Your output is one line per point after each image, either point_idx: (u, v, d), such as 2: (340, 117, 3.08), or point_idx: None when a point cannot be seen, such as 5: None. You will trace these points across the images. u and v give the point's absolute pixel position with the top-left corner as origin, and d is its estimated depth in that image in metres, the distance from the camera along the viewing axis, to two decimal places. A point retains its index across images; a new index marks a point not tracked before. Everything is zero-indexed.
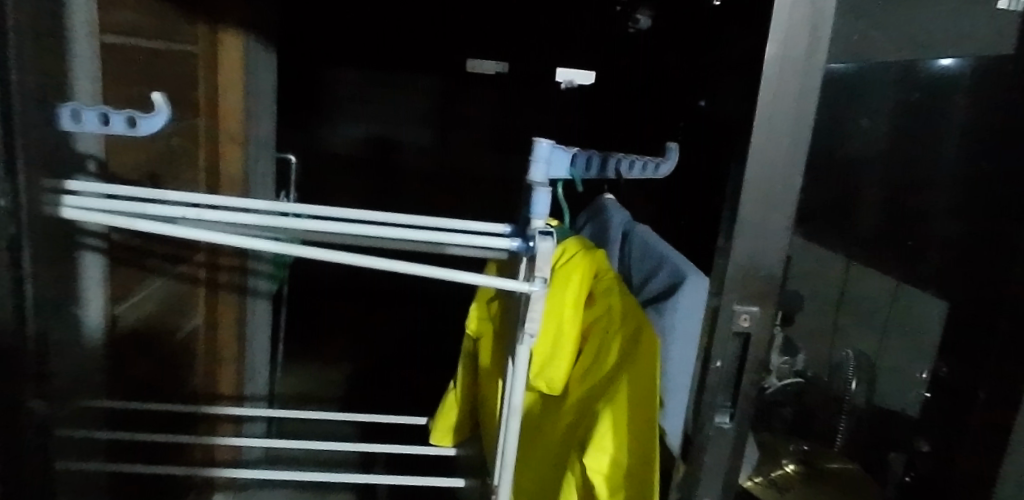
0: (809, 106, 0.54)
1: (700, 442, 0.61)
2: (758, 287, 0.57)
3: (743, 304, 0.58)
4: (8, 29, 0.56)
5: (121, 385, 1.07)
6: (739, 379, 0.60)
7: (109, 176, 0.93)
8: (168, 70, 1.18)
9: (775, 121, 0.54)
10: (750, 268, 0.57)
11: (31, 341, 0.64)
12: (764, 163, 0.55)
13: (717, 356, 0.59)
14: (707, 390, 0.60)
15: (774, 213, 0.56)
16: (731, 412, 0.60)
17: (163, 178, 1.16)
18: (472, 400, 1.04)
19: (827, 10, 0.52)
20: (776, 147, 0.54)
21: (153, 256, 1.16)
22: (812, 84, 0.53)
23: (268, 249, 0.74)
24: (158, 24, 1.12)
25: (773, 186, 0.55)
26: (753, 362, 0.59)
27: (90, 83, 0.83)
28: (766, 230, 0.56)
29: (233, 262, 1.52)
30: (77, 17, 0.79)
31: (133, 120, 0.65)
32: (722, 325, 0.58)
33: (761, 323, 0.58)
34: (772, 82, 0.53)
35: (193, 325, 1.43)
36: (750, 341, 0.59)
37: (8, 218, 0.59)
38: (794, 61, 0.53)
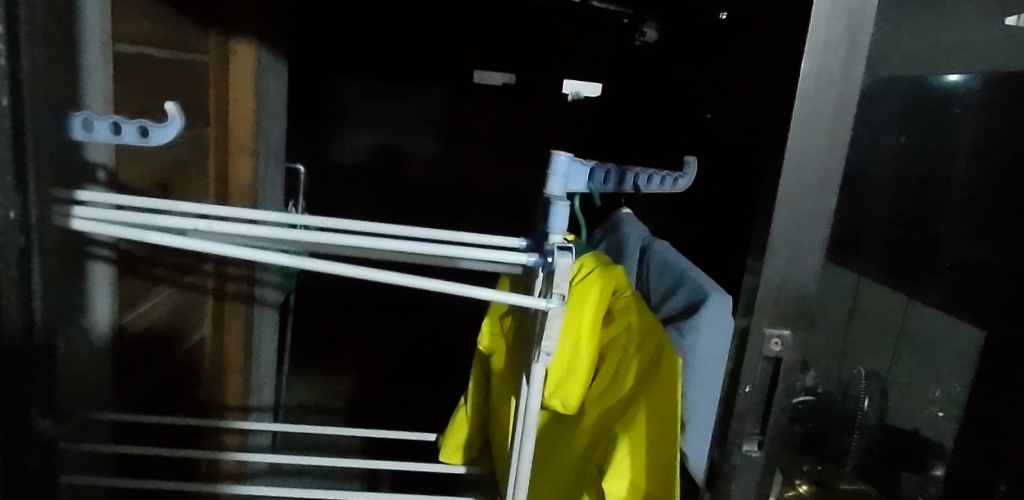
0: (845, 120, 0.52)
1: (727, 472, 0.59)
2: (790, 308, 0.55)
3: (774, 327, 0.56)
4: (23, 37, 0.55)
5: (126, 397, 1.06)
6: (770, 405, 0.58)
7: (119, 186, 0.92)
8: (180, 79, 1.18)
9: (809, 138, 0.52)
10: (782, 290, 0.55)
11: (40, 357, 0.62)
12: (798, 181, 0.53)
13: (747, 381, 0.57)
14: (736, 416, 0.57)
15: (806, 231, 0.54)
16: (760, 440, 0.58)
17: (173, 188, 1.15)
18: (484, 417, 1.02)
19: (864, 22, 0.50)
20: (810, 164, 0.53)
21: (161, 266, 1.15)
22: (849, 100, 0.52)
23: (278, 263, 0.72)
24: (171, 32, 1.12)
25: (805, 205, 0.54)
26: (784, 387, 0.57)
27: (102, 91, 0.83)
28: (799, 247, 0.54)
29: (241, 272, 1.51)
30: (91, 26, 0.78)
31: (145, 130, 0.64)
32: (754, 347, 0.56)
33: (793, 347, 0.56)
34: (806, 98, 0.51)
35: (201, 336, 1.42)
36: (781, 365, 0.57)
37: (17, 228, 0.57)
38: (830, 76, 0.51)
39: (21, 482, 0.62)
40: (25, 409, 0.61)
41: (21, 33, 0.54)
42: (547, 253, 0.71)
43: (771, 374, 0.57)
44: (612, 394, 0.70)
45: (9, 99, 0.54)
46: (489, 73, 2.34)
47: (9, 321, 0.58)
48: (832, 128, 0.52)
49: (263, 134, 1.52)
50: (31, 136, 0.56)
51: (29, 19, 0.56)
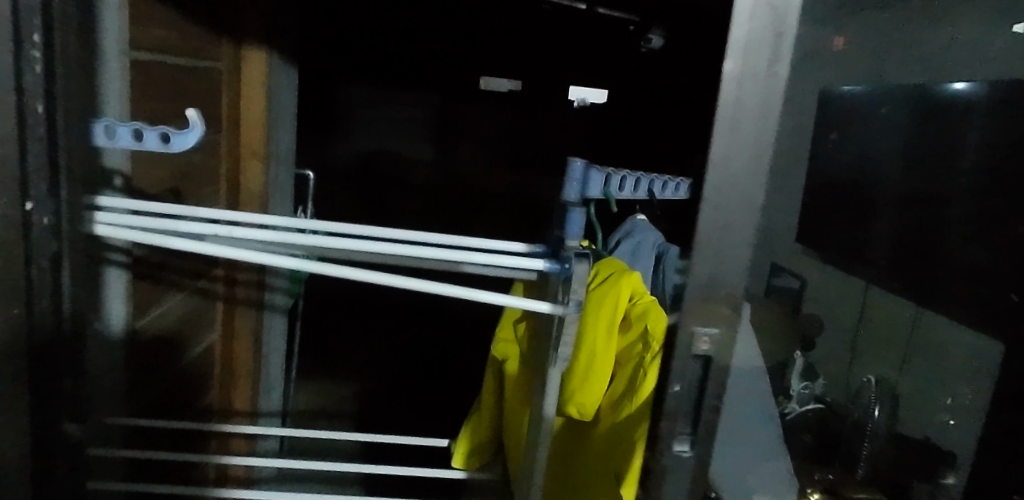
0: (771, 110, 0.56)
1: (660, 471, 0.62)
2: (718, 305, 0.60)
3: (702, 328, 0.60)
4: (56, 46, 0.55)
5: (137, 402, 1.06)
6: (699, 404, 0.62)
7: (134, 191, 0.92)
8: (193, 86, 1.18)
9: (736, 132, 0.56)
10: (713, 284, 0.59)
11: (67, 363, 0.62)
12: (726, 168, 0.57)
13: (676, 381, 0.61)
14: (668, 415, 0.62)
15: (737, 223, 0.58)
16: (691, 439, 0.62)
17: (184, 194, 1.16)
18: (496, 422, 1.02)
19: (786, 16, 0.54)
20: (738, 150, 0.57)
21: (172, 271, 1.15)
22: (772, 94, 0.56)
23: (292, 267, 0.73)
24: (185, 40, 1.13)
25: (733, 198, 0.58)
26: (712, 387, 0.61)
27: (119, 98, 0.83)
28: (729, 234, 0.59)
29: (250, 277, 1.51)
30: (110, 33, 0.79)
31: (166, 136, 0.64)
32: (684, 349, 0.60)
33: (721, 348, 0.60)
34: (734, 90, 0.55)
35: (210, 340, 1.42)
36: (710, 366, 0.61)
37: (49, 234, 0.57)
38: (756, 69, 0.55)
39: (49, 485, 0.62)
40: (59, 412, 0.62)
41: (56, 44, 0.55)
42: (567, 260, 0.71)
43: (701, 374, 0.61)
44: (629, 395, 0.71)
45: (44, 111, 0.55)
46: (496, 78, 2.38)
47: (39, 325, 0.58)
48: (760, 120, 0.56)
49: (274, 139, 1.52)
50: (63, 146, 0.57)
51: (64, 30, 0.56)
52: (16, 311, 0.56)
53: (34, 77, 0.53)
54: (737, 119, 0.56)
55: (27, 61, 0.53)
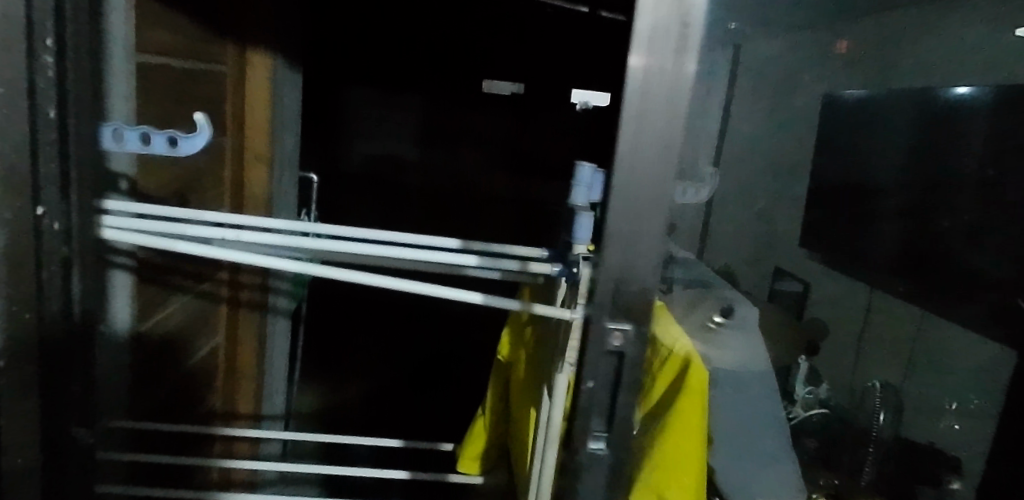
0: (682, 103, 0.56)
1: (577, 468, 0.64)
2: (631, 301, 0.60)
3: (616, 322, 0.61)
4: (68, 50, 0.56)
5: (142, 405, 1.06)
6: (614, 401, 0.63)
7: (139, 195, 0.92)
8: (198, 90, 1.19)
9: (645, 123, 0.57)
10: (623, 278, 0.60)
11: (75, 368, 0.62)
12: (633, 166, 0.57)
13: (590, 376, 0.62)
14: (581, 413, 0.63)
15: (649, 214, 0.59)
16: (605, 438, 0.64)
17: (189, 198, 1.16)
18: (501, 428, 1.01)
19: (690, 6, 0.55)
20: (647, 146, 0.57)
21: (176, 274, 1.15)
22: (681, 86, 0.56)
23: (292, 269, 0.72)
24: (190, 43, 1.13)
25: (643, 190, 0.58)
26: (627, 382, 0.62)
27: (125, 102, 0.83)
28: (635, 238, 0.59)
29: (254, 280, 1.51)
30: (116, 37, 0.79)
31: (173, 140, 0.64)
32: (596, 345, 0.61)
33: (633, 343, 0.61)
34: (640, 87, 0.56)
35: (214, 343, 1.42)
36: (624, 361, 0.62)
37: (62, 238, 0.58)
38: (663, 60, 0.55)
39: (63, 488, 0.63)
40: (68, 417, 0.62)
41: (68, 48, 0.55)
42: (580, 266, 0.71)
43: (616, 369, 0.62)
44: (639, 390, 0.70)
45: (55, 114, 0.55)
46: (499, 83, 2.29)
47: (50, 330, 0.58)
48: (669, 110, 0.57)
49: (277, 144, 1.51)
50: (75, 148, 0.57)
51: (76, 34, 0.57)
52: (30, 315, 0.56)
53: (47, 81, 0.54)
54: (646, 111, 0.56)
55: (41, 66, 0.53)
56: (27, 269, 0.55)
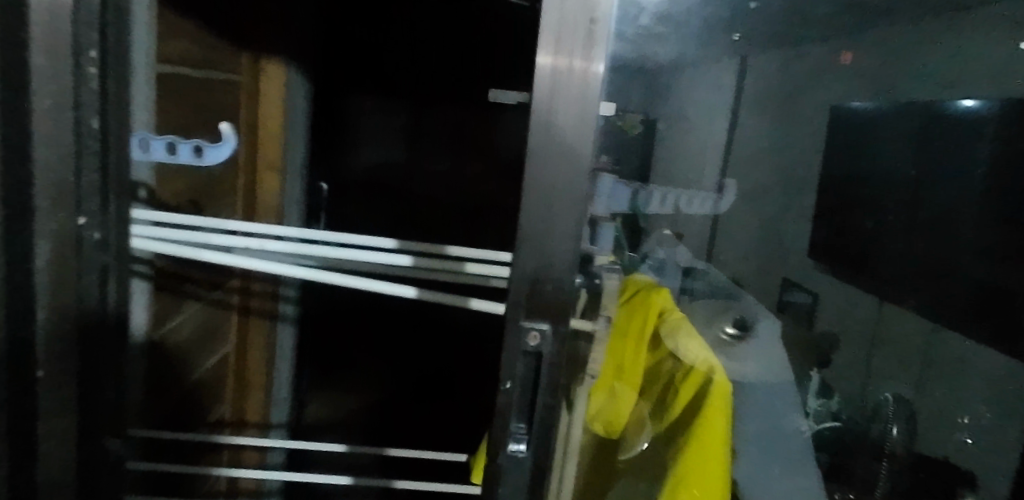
0: (594, 102, 0.53)
1: (495, 473, 0.59)
2: (547, 300, 0.56)
3: (531, 321, 0.56)
4: (110, 61, 0.56)
5: (154, 414, 1.05)
6: (534, 403, 0.58)
7: (156, 203, 0.92)
8: (214, 99, 1.18)
9: (556, 122, 0.53)
10: (539, 280, 0.56)
11: (109, 375, 0.61)
12: (544, 165, 0.53)
13: (507, 377, 0.57)
14: (499, 413, 0.58)
15: (561, 217, 0.55)
16: (526, 439, 0.58)
17: (203, 206, 1.15)
18: None
19: (597, 1, 0.52)
20: (557, 146, 0.53)
21: (188, 281, 1.14)
22: (592, 84, 0.53)
23: (296, 274, 0.72)
24: (206, 53, 1.13)
25: (553, 193, 0.54)
26: (546, 384, 0.57)
27: (145, 111, 0.83)
28: (547, 240, 0.55)
29: (266, 288, 1.49)
30: (139, 48, 0.80)
31: (199, 149, 0.65)
32: (512, 344, 0.56)
33: (551, 342, 0.57)
34: (549, 83, 0.52)
35: (223, 352, 1.40)
36: (541, 360, 0.57)
37: (102, 248, 0.58)
38: (572, 56, 0.52)
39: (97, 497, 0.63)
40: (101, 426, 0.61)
41: (110, 58, 0.56)
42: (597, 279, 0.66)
43: (534, 368, 0.58)
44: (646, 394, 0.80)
45: (95, 124, 0.55)
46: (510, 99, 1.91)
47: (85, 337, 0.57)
48: (582, 111, 0.53)
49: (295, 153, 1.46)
50: (112, 154, 0.58)
51: (120, 44, 0.57)
52: (71, 326, 0.56)
53: (90, 92, 0.54)
54: (555, 110, 0.53)
55: (84, 77, 0.54)
56: (70, 279, 0.56)
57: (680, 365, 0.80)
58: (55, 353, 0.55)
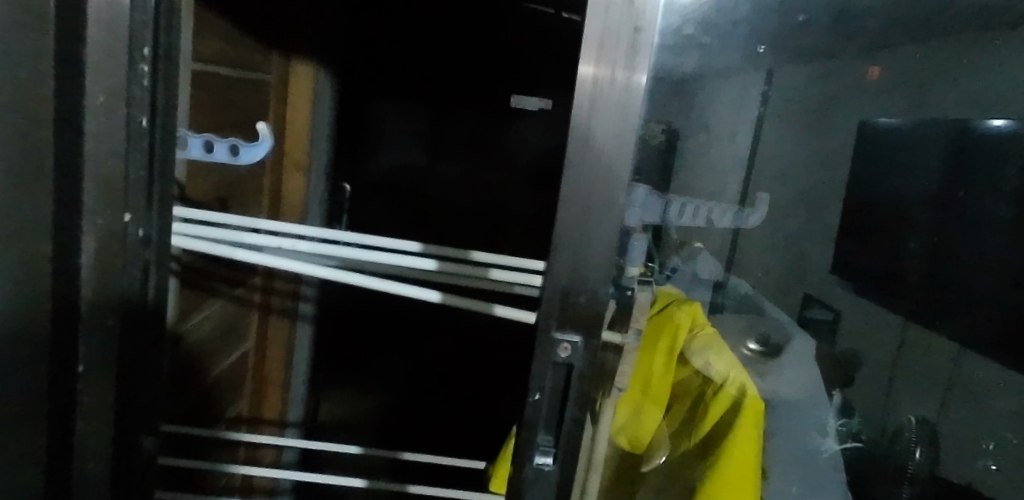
0: (636, 111, 0.52)
1: (519, 484, 0.59)
2: (580, 311, 0.56)
3: (564, 333, 0.56)
4: (162, 59, 0.56)
5: (177, 410, 1.05)
6: (562, 415, 0.57)
7: (185, 200, 0.92)
8: (246, 99, 1.18)
9: (597, 131, 0.52)
10: (573, 287, 0.55)
11: (145, 374, 0.61)
12: (585, 174, 0.53)
13: (536, 388, 0.57)
14: (526, 425, 0.57)
15: (597, 226, 0.54)
16: (552, 453, 0.58)
17: (231, 203, 1.14)
18: None
19: (642, 10, 0.51)
20: (596, 155, 0.53)
21: (212, 278, 1.15)
22: (634, 94, 0.52)
23: (325, 276, 0.72)
24: (239, 52, 1.13)
25: (589, 202, 0.54)
26: (575, 395, 0.57)
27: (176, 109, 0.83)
28: (585, 250, 0.55)
29: (287, 286, 1.48)
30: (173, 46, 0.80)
31: (235, 148, 0.65)
32: (541, 356, 0.56)
33: (580, 356, 0.56)
34: (591, 93, 0.51)
35: (244, 349, 1.40)
36: (572, 373, 0.57)
37: (144, 246, 0.57)
38: (615, 66, 0.52)
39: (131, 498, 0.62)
40: (137, 426, 0.61)
41: (162, 56, 0.56)
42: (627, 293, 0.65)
43: (565, 378, 0.57)
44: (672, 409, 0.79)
45: (145, 122, 0.55)
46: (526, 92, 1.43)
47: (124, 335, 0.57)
48: (623, 120, 0.53)
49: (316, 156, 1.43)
50: (161, 151, 0.57)
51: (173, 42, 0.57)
52: (114, 322, 0.56)
53: (141, 91, 0.54)
54: (596, 119, 0.52)
55: (137, 75, 0.54)
56: (111, 274, 0.55)
57: (710, 382, 0.79)
58: (95, 348, 0.55)
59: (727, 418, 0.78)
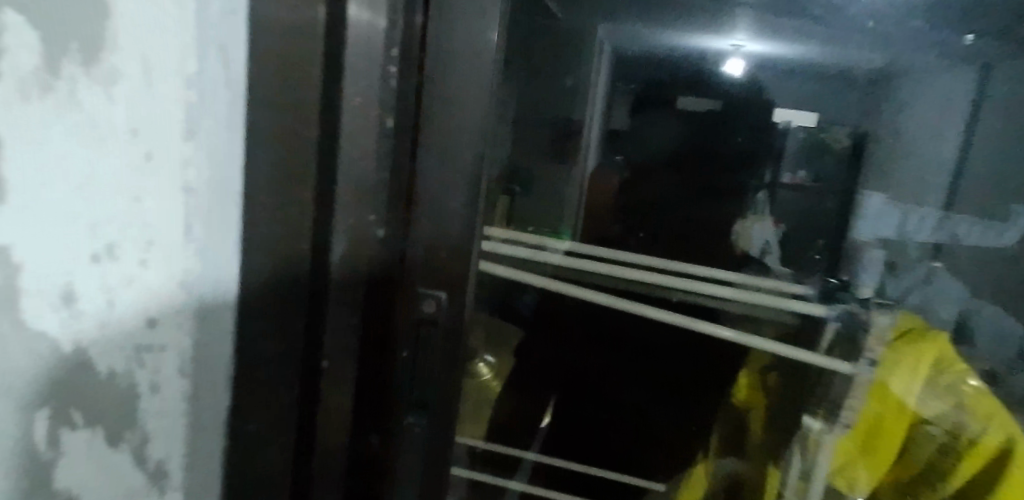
0: (486, 68, 0.46)
1: (387, 449, 0.52)
2: (442, 266, 0.49)
3: (427, 287, 0.50)
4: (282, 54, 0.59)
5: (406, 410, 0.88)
6: (435, 360, 0.51)
7: None
8: None
9: (458, 98, 0.47)
10: (432, 248, 0.49)
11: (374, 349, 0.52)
12: (446, 139, 0.48)
13: (403, 345, 0.50)
14: (388, 385, 0.51)
15: (451, 195, 0.48)
16: (426, 413, 0.52)
17: None
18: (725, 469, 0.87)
19: None
20: (453, 118, 0.47)
21: None
22: (484, 55, 0.46)
23: None
24: None
25: (449, 170, 0.48)
26: (445, 353, 0.51)
27: None
28: (446, 211, 0.49)
29: None
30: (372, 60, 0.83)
31: None
32: (401, 310, 0.50)
33: (448, 312, 0.50)
34: (437, 57, 0.46)
35: None
36: (438, 329, 0.50)
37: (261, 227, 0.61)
38: (456, 18, 0.46)
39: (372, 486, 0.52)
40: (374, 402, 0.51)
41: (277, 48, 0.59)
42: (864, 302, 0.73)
43: (434, 339, 0.51)
44: (908, 456, 0.69)
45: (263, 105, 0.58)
46: (696, 102, 0.80)
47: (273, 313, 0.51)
48: (484, 85, 0.47)
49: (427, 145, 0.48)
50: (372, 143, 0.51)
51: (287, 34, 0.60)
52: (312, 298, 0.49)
53: None
54: (451, 83, 0.47)
55: None
56: None
57: (962, 428, 0.66)
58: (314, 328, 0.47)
59: (993, 474, 0.63)
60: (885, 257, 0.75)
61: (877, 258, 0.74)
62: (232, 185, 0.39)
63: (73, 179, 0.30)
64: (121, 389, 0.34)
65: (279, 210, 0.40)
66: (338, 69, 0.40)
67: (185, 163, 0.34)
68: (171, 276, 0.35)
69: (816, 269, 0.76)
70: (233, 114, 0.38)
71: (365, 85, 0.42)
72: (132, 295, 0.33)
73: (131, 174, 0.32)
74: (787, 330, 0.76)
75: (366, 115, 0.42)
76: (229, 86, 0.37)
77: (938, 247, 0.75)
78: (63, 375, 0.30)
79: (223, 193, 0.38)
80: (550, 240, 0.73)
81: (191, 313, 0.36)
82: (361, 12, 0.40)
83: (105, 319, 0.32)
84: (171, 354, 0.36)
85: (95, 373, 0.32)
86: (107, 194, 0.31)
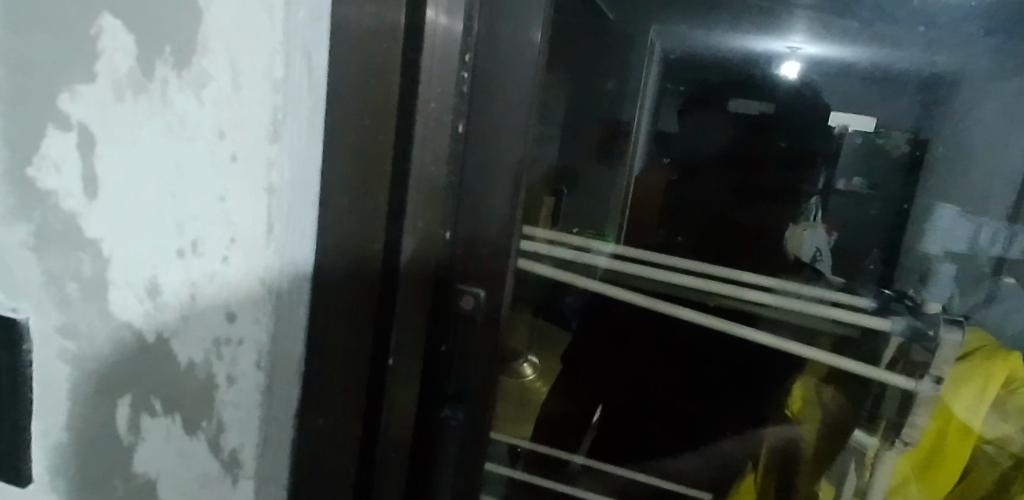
0: (529, 68, 0.47)
1: (425, 443, 0.52)
2: (482, 264, 0.50)
3: (467, 283, 0.50)
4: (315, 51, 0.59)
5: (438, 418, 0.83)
6: (475, 355, 0.51)
7: None
8: None
9: (504, 99, 0.48)
10: (471, 244, 0.50)
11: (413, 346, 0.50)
12: (488, 138, 0.48)
13: (442, 340, 0.50)
14: (427, 379, 0.51)
15: (493, 194, 0.49)
16: (464, 406, 0.52)
17: None
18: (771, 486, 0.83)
19: None
20: (499, 116, 0.48)
21: None
22: (530, 56, 0.47)
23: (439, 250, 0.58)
24: None
25: (493, 168, 0.49)
26: (487, 348, 0.51)
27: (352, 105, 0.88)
28: (487, 209, 0.49)
29: None
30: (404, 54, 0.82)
31: None
32: (442, 306, 0.50)
33: (485, 308, 0.50)
34: (484, 57, 0.47)
35: None
36: (478, 326, 0.51)
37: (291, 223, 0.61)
38: (501, 20, 0.46)
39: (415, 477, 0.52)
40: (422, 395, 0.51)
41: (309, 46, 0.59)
42: (925, 316, 0.68)
43: (473, 335, 0.51)
44: (969, 475, 0.68)
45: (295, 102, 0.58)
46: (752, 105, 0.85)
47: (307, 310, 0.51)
48: (530, 86, 0.48)
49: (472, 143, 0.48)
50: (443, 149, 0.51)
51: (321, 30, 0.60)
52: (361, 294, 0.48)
53: None
54: (497, 84, 0.47)
55: None
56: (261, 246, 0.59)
57: None
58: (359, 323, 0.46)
59: None
60: (956, 272, 0.73)
61: (948, 272, 0.72)
62: (311, 185, 0.39)
63: (161, 178, 0.32)
64: (200, 380, 0.35)
65: (351, 211, 0.41)
66: (416, 70, 0.41)
67: (269, 163, 0.34)
68: (251, 271, 0.35)
69: (871, 280, 0.74)
70: (314, 119, 0.38)
71: (439, 88, 0.43)
72: (213, 289, 0.34)
73: (213, 173, 0.33)
74: (845, 342, 0.72)
75: (439, 118, 0.44)
76: (312, 90, 0.37)
77: (1003, 259, 0.73)
78: (142, 364, 0.34)
79: (303, 192, 0.38)
80: (595, 241, 0.71)
81: (270, 311, 0.36)
82: (440, 17, 0.42)
83: (188, 313, 0.34)
84: (248, 348, 0.36)
85: (175, 362, 0.34)
86: (193, 192, 0.33)
